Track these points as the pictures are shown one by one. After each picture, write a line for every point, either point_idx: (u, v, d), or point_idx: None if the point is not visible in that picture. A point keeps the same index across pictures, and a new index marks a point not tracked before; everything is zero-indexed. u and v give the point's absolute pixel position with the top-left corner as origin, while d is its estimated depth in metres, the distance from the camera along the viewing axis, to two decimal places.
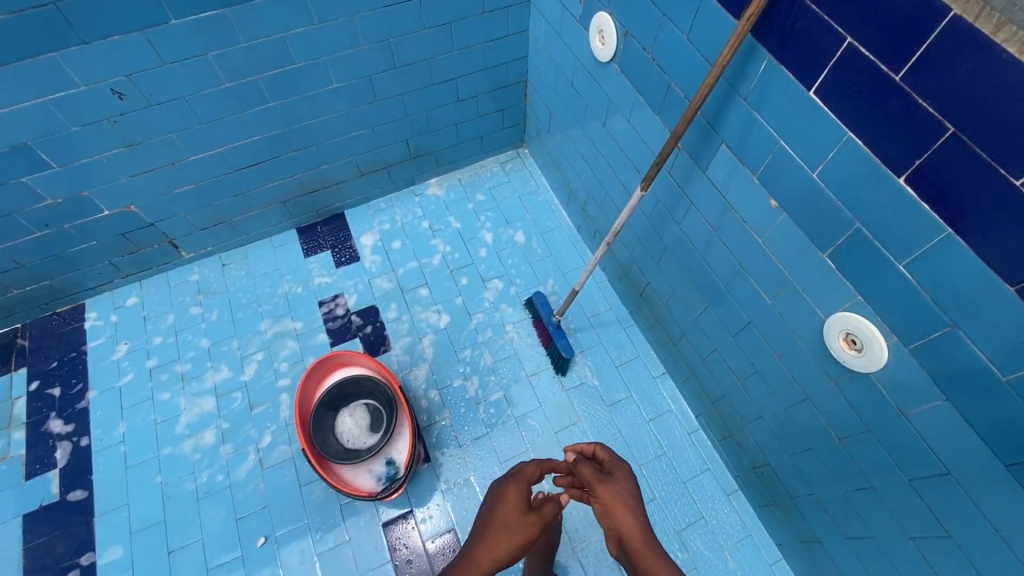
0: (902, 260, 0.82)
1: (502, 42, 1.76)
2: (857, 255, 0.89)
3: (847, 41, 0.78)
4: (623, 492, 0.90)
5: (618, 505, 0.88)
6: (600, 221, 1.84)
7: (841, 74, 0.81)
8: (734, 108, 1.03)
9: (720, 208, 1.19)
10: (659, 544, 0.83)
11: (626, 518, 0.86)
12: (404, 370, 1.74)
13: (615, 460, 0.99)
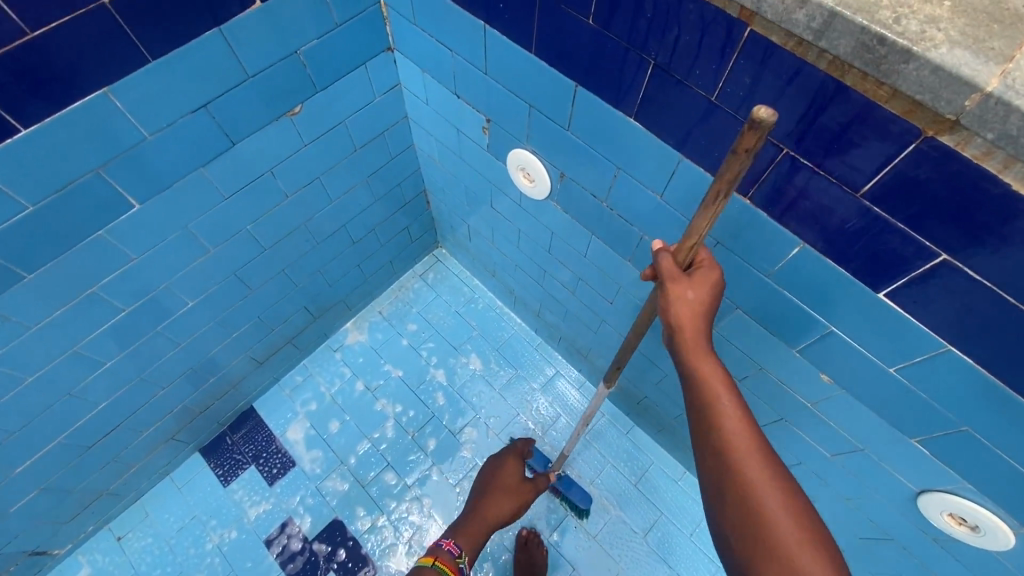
0: None
1: (386, 167, 1.41)
2: (962, 449, 0.73)
3: (941, 256, 0.58)
4: (699, 296, 0.64)
5: (684, 309, 0.64)
6: (562, 330, 1.59)
7: (930, 286, 0.61)
8: (753, 281, 0.82)
9: (739, 362, 0.99)
10: (738, 393, 0.59)
11: (688, 316, 0.64)
12: None
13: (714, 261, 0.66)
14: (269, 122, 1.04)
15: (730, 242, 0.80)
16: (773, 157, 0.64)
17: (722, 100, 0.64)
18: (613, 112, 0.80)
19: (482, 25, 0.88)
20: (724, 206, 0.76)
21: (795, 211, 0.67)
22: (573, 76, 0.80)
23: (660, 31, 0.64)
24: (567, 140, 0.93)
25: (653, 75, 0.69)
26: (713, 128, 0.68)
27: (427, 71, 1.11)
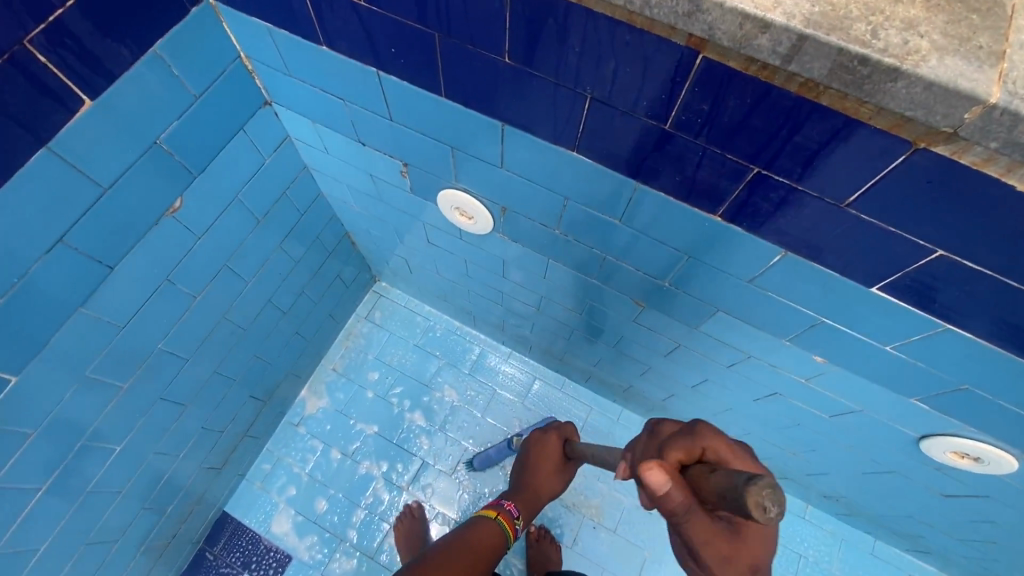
0: None
1: (299, 226, 1.25)
2: (967, 402, 0.74)
3: (938, 252, 0.54)
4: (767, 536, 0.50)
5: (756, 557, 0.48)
6: (530, 340, 1.53)
7: (927, 278, 0.58)
8: (735, 288, 0.77)
9: (727, 353, 0.96)
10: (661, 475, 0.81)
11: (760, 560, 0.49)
12: None
13: (723, 440, 0.52)
14: (149, 230, 0.87)
15: (703, 256, 0.74)
16: (744, 177, 0.58)
17: (678, 127, 0.57)
18: (550, 147, 0.71)
19: (375, 71, 0.75)
20: (692, 225, 0.70)
21: (774, 224, 0.62)
22: (498, 115, 0.70)
23: (594, 65, 0.55)
24: (502, 177, 0.83)
25: (593, 108, 0.61)
26: (671, 154, 0.61)
27: (318, 121, 0.97)
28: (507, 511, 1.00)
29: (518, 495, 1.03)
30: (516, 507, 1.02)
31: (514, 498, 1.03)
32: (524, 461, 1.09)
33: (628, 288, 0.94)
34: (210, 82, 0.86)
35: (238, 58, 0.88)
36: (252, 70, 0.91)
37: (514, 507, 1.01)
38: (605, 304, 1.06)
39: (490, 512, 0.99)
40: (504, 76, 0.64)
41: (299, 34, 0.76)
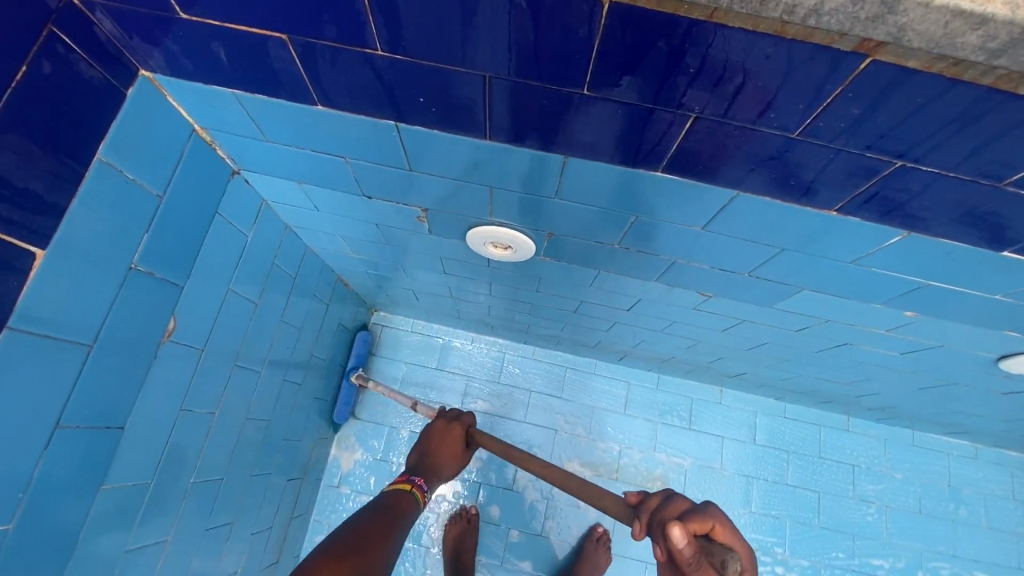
0: None
1: (293, 291, 1.10)
2: None
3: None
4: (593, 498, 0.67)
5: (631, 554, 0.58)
6: (557, 336, 1.46)
7: None
8: (830, 271, 0.72)
9: (798, 321, 0.93)
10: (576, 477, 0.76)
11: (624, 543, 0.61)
12: None
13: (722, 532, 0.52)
14: (150, 366, 0.72)
15: (800, 249, 0.68)
16: (880, 173, 0.51)
17: (809, 134, 0.48)
18: (623, 173, 0.61)
19: (391, 123, 0.61)
20: (794, 224, 0.63)
21: (903, 211, 0.56)
22: (558, 148, 0.59)
23: (711, 84, 0.45)
24: (552, 207, 0.73)
25: (695, 128, 0.51)
26: (790, 162, 0.53)
27: (305, 182, 0.81)
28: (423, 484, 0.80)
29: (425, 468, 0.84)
30: (426, 483, 0.82)
31: (418, 470, 0.83)
32: (416, 449, 0.87)
33: (693, 284, 0.88)
34: (171, 174, 0.69)
35: (194, 132, 0.71)
36: (212, 142, 0.74)
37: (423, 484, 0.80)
38: (658, 299, 0.99)
39: (403, 486, 0.78)
40: (576, 108, 0.52)
41: (282, 98, 0.60)
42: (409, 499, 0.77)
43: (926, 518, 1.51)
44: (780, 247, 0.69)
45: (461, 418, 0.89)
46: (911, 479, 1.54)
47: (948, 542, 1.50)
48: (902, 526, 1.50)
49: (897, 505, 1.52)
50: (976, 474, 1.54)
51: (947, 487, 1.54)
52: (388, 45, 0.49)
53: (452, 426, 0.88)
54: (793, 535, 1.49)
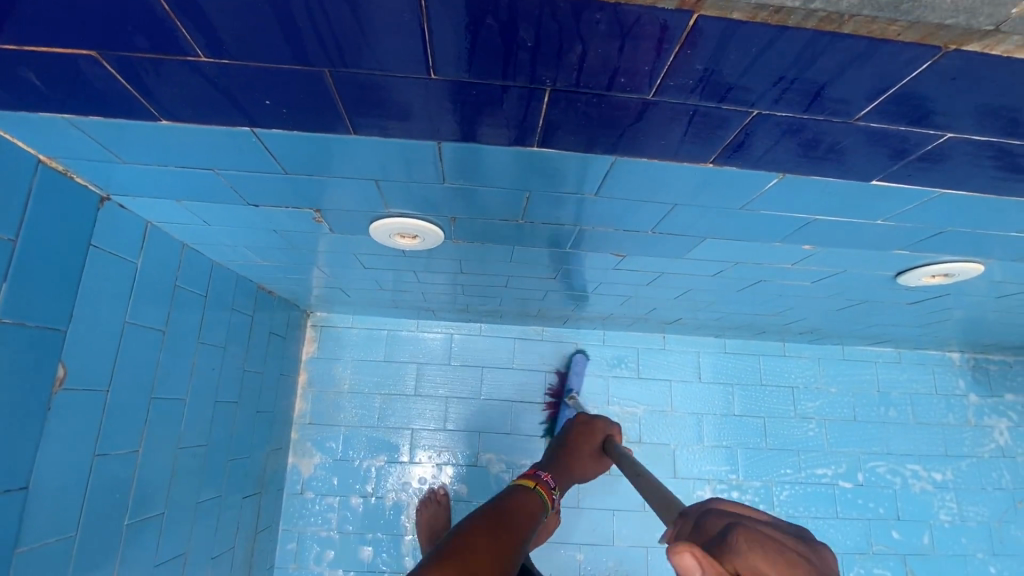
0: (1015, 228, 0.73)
1: (208, 310, 1.05)
2: (948, 240, 0.78)
3: (946, 136, 0.52)
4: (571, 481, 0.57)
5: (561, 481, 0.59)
6: (497, 310, 1.46)
7: (932, 159, 0.56)
8: (725, 218, 0.73)
9: (710, 267, 0.96)
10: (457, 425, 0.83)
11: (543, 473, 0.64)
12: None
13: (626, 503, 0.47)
14: (45, 420, 0.68)
15: (691, 202, 0.69)
16: (741, 122, 0.52)
17: (665, 94, 0.48)
18: (501, 151, 0.60)
19: (248, 130, 0.57)
20: (677, 180, 0.64)
21: (772, 155, 0.57)
22: (429, 134, 0.57)
23: (555, 56, 0.44)
24: (445, 191, 0.71)
25: (555, 100, 0.50)
26: (655, 122, 0.52)
27: (183, 199, 0.76)
28: None
29: None
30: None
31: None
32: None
33: (607, 246, 0.88)
34: (21, 213, 0.63)
35: (40, 163, 0.65)
36: (66, 170, 0.68)
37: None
38: (580, 264, 1.00)
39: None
40: (432, 93, 0.50)
41: (120, 117, 0.55)
42: (536, 499, 0.55)
43: (861, 423, 1.63)
44: (672, 202, 0.69)
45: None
46: (844, 391, 1.65)
47: (881, 442, 1.63)
48: (840, 434, 1.62)
49: (834, 417, 1.63)
50: (901, 376, 1.67)
51: (876, 393, 1.66)
52: (210, 51, 0.45)
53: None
54: (745, 460, 1.58)
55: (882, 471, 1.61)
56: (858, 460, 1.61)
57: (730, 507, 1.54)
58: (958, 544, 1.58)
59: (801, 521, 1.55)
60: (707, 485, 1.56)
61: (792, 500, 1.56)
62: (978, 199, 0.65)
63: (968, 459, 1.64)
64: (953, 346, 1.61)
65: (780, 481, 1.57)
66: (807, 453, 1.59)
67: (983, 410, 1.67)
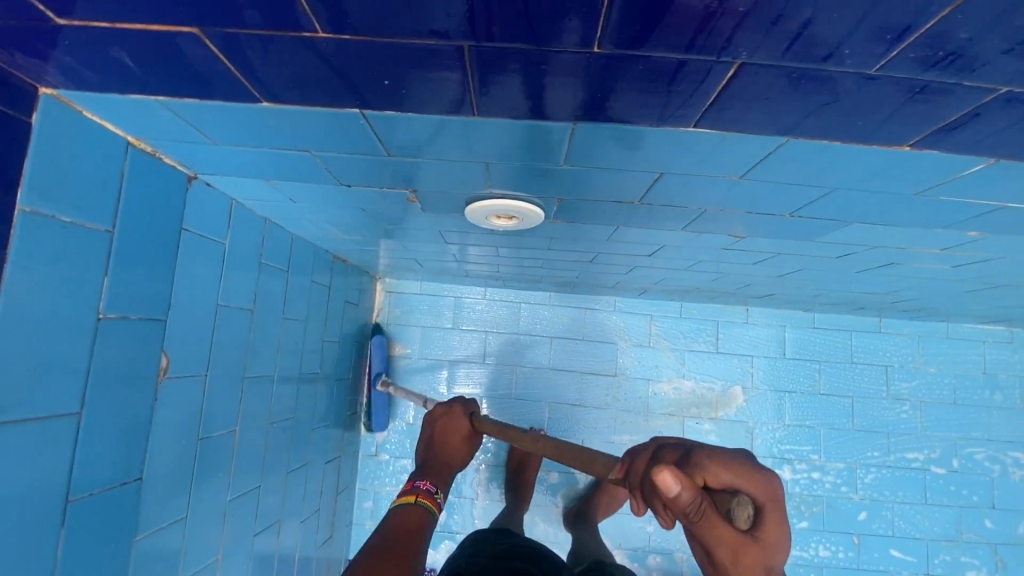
0: None
1: (290, 284, 1.02)
2: None
3: None
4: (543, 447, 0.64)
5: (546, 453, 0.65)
6: (571, 281, 1.39)
7: None
8: (889, 204, 0.62)
9: (839, 250, 0.85)
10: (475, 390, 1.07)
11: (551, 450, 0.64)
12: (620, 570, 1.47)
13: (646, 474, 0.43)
14: (152, 410, 0.67)
15: (858, 186, 0.58)
16: (976, 102, 0.41)
17: (894, 68, 0.37)
18: (644, 133, 0.51)
19: (356, 111, 0.50)
20: (853, 163, 0.53)
21: (999, 139, 0.46)
22: (564, 115, 0.48)
23: (770, 22, 0.34)
24: (561, 172, 0.63)
25: (740, 76, 0.40)
26: (862, 100, 0.42)
27: (273, 178, 0.70)
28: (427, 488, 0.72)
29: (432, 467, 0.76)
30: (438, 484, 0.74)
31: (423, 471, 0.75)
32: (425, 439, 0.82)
33: (726, 227, 0.78)
34: (117, 202, 0.59)
35: (129, 145, 0.60)
36: (154, 151, 0.63)
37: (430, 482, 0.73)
38: (685, 243, 0.90)
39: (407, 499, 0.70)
40: (584, 71, 0.41)
41: (218, 99, 0.49)
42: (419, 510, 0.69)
43: (962, 407, 1.51)
44: (833, 186, 0.59)
45: (463, 408, 0.81)
46: (944, 372, 1.52)
47: (982, 428, 1.50)
48: (936, 418, 1.50)
49: (931, 399, 1.51)
50: (1012, 358, 1.52)
51: (981, 375, 1.52)
52: (332, 26, 0.37)
53: (455, 414, 0.80)
54: (827, 441, 1.50)
55: (980, 458, 1.49)
56: (954, 445, 1.50)
57: (810, 488, 1.48)
58: None
59: (886, 506, 1.48)
60: (786, 465, 1.49)
61: (877, 483, 1.48)
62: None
63: None
64: None
65: (864, 464, 1.49)
66: (898, 437, 1.49)
67: None
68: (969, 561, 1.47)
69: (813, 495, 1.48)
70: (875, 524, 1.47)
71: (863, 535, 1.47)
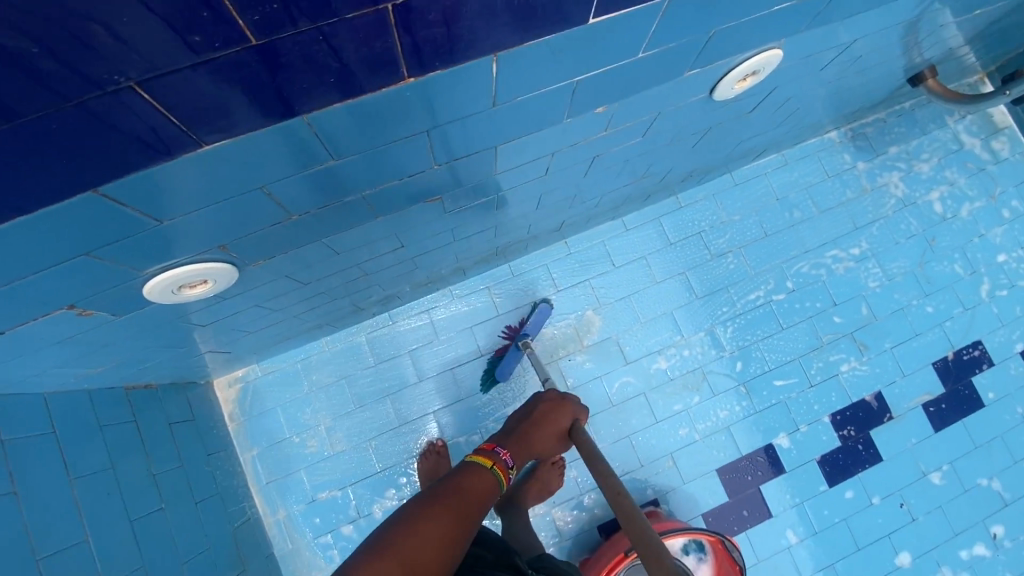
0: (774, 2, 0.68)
1: (67, 441, 0.95)
2: (723, 46, 0.74)
3: None
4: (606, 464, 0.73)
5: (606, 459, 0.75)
6: (389, 295, 1.39)
7: None
8: (486, 120, 0.66)
9: (534, 169, 0.91)
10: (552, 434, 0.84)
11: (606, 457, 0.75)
12: (565, 522, 1.51)
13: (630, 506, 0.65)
14: None
15: (438, 120, 0.62)
16: (381, 28, 0.45)
17: (264, 32, 0.41)
18: (176, 168, 0.51)
19: None
20: (392, 108, 0.55)
21: (454, 42, 0.49)
22: (80, 188, 0.49)
23: (83, 47, 0.37)
24: (179, 228, 0.62)
25: (158, 94, 0.43)
26: (291, 68, 0.45)
27: None
28: (501, 459, 0.74)
29: (512, 439, 0.80)
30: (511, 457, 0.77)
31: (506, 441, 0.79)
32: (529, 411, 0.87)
33: (411, 198, 0.81)
34: None
35: None
36: None
37: (509, 456, 0.76)
38: (410, 224, 0.93)
39: (484, 460, 0.72)
40: (23, 148, 0.43)
41: None
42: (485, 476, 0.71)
43: (774, 236, 1.67)
44: (415, 128, 0.61)
45: (573, 408, 0.87)
46: (746, 213, 1.68)
47: (797, 243, 1.67)
48: (758, 254, 1.66)
49: (748, 240, 1.67)
50: (792, 177, 1.70)
51: (777, 201, 1.69)
52: None
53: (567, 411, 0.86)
54: (683, 317, 1.62)
55: (807, 269, 1.66)
56: (784, 270, 1.66)
57: (687, 362, 1.60)
58: (895, 302, 1.66)
59: (754, 347, 1.61)
60: (659, 356, 1.60)
61: (739, 331, 1.62)
62: None
63: (877, 222, 1.71)
64: (824, 125, 1.65)
65: (720, 322, 1.62)
66: (736, 285, 1.64)
67: (874, 172, 1.73)
68: (838, 357, 1.62)
69: (691, 370, 1.60)
70: (751, 368, 1.60)
71: (747, 382, 1.60)
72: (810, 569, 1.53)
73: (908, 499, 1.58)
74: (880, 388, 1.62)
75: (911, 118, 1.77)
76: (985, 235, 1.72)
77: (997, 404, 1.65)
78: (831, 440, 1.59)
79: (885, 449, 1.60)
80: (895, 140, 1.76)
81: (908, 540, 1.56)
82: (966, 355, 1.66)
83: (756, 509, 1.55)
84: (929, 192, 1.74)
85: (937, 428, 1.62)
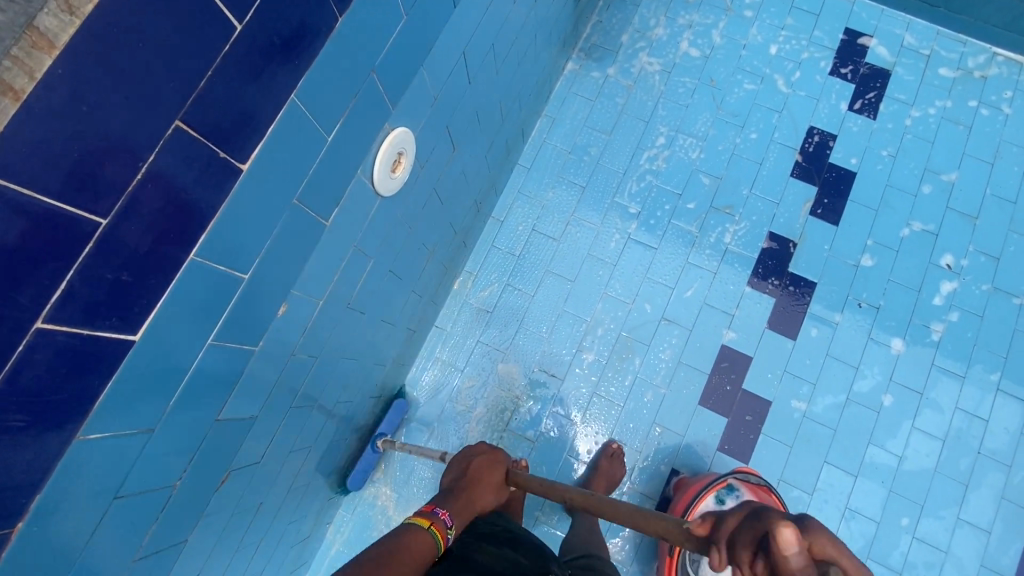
0: (326, 137, 0.65)
1: None
2: (339, 186, 0.72)
3: (38, 330, 0.43)
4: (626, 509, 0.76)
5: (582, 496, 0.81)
6: (320, 507, 1.36)
7: (93, 311, 0.46)
8: (166, 435, 0.63)
9: (298, 369, 0.89)
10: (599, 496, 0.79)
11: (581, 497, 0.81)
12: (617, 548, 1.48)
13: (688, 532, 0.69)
14: None
15: (114, 486, 0.59)
16: None
17: None
18: None
19: None
20: (37, 545, 0.52)
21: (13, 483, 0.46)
22: None
23: None
24: None
25: None
26: None
27: None
28: (441, 518, 0.82)
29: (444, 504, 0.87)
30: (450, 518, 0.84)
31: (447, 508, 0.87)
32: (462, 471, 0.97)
33: (198, 503, 0.77)
34: None
35: None
36: None
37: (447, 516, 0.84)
38: (238, 496, 0.90)
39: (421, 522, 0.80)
40: None
41: None
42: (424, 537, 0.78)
43: (591, 182, 1.69)
44: (96, 514, 0.58)
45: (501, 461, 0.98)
46: (554, 183, 1.70)
47: (610, 174, 1.69)
48: (588, 208, 1.68)
49: (572, 204, 1.68)
50: (566, 125, 1.73)
51: (569, 154, 1.71)
52: None
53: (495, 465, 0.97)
54: (575, 304, 1.62)
55: (637, 186, 1.68)
56: (621, 202, 1.67)
57: (606, 339, 1.59)
58: (722, 153, 1.69)
59: (647, 283, 1.62)
60: (582, 352, 1.59)
61: (625, 280, 1.63)
62: (251, 197, 0.57)
63: (658, 104, 1.73)
64: (554, 70, 1.67)
65: (605, 284, 1.63)
66: (593, 246, 1.65)
67: (624, 67, 1.76)
68: (716, 234, 1.64)
69: (616, 341, 1.59)
70: (659, 301, 1.61)
71: (664, 314, 1.60)
72: (833, 416, 1.53)
73: (861, 296, 1.59)
74: (769, 230, 1.64)
75: (618, 3, 1.80)
76: (747, 43, 1.76)
77: (864, 163, 1.67)
78: (764, 302, 1.60)
79: (811, 273, 1.61)
80: (620, 29, 1.79)
81: (888, 327, 1.57)
82: (810, 145, 1.69)
83: (757, 406, 1.54)
84: (679, 46, 1.77)
85: (836, 222, 1.64)
